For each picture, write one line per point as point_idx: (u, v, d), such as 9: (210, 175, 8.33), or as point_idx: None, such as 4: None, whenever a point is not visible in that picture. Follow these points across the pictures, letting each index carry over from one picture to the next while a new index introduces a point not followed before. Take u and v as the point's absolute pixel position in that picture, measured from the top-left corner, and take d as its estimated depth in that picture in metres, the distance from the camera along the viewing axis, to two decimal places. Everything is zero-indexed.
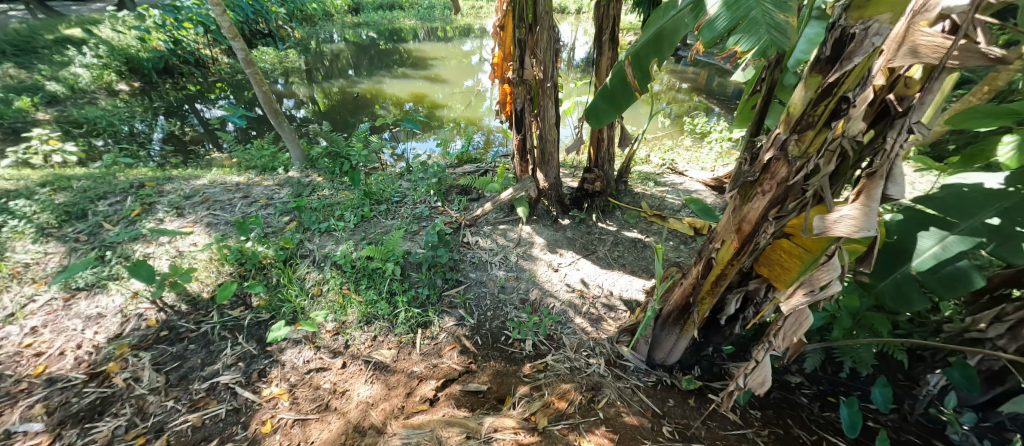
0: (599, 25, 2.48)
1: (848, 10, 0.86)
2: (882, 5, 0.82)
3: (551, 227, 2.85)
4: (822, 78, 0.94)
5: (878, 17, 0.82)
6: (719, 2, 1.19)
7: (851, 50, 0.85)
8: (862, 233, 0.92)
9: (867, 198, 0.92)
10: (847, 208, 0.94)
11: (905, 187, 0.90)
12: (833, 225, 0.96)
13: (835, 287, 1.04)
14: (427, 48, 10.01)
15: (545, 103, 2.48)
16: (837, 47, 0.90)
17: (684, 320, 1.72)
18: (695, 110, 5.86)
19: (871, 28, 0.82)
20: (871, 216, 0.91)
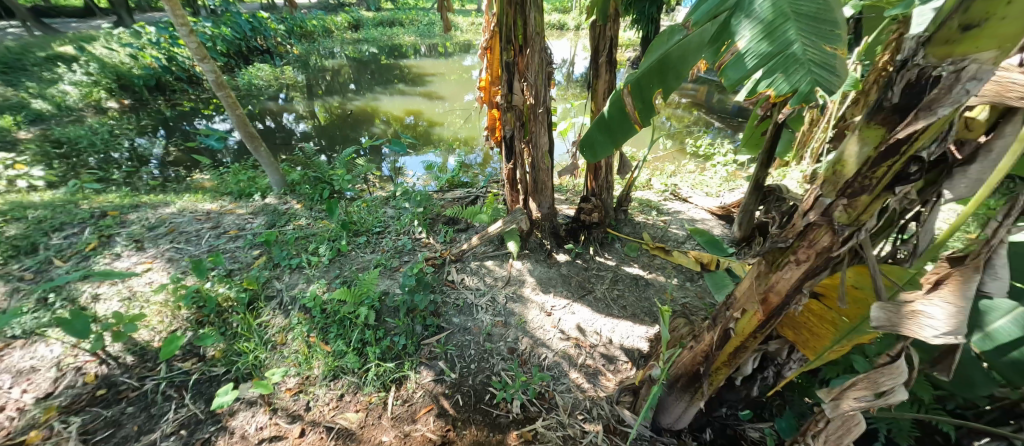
0: (595, 47, 2.30)
1: (930, 44, 0.68)
2: (980, 40, 0.63)
3: (544, 262, 2.63)
4: (885, 132, 0.77)
5: (978, 54, 0.63)
6: (749, 33, 0.98)
7: (932, 99, 0.66)
8: (954, 338, 0.74)
9: (956, 293, 0.74)
10: (930, 305, 0.77)
11: (1006, 283, 0.75)
12: (914, 324, 0.79)
13: (901, 396, 0.82)
14: (425, 64, 9.93)
15: (537, 129, 2.28)
16: (910, 92, 0.72)
17: (694, 389, 1.47)
18: (696, 128, 5.68)
19: (967, 70, 0.63)
20: (965, 316, 0.73)
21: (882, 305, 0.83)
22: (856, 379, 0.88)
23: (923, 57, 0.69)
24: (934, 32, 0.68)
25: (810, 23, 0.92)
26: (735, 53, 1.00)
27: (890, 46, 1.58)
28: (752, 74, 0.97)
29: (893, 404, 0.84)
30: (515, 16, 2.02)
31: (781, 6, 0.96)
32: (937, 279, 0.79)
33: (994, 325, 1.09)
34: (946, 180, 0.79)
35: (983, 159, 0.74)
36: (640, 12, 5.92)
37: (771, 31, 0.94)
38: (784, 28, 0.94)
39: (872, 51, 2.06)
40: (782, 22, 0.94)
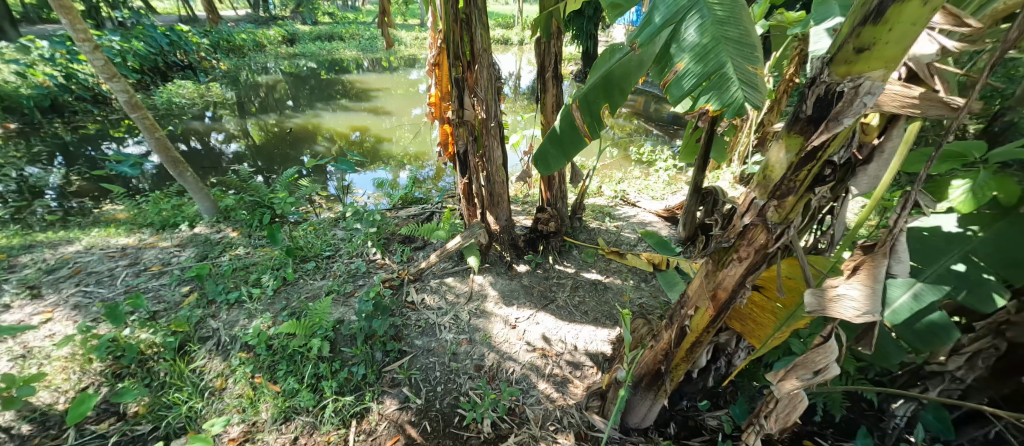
0: (541, 63, 2.38)
1: (833, 64, 0.76)
2: (871, 61, 0.70)
3: (505, 274, 2.63)
4: (803, 139, 0.84)
5: (870, 72, 0.71)
6: (686, 54, 1.05)
7: (839, 111, 0.75)
8: (870, 317, 0.83)
9: (870, 276, 0.84)
10: (847, 287, 0.86)
11: (907, 265, 0.85)
12: (836, 306, 0.87)
13: (835, 372, 0.90)
14: (369, 79, 9.69)
15: (490, 143, 2.31)
16: (819, 104, 0.80)
17: (657, 386, 1.52)
18: (638, 136, 6.02)
19: (863, 86, 0.72)
20: (877, 296, 0.83)
21: (812, 290, 0.89)
22: (795, 360, 0.96)
23: (828, 75, 0.77)
24: (835, 54, 0.75)
25: (736, 45, 1.01)
26: (675, 73, 1.07)
27: (795, 61, 1.79)
28: (691, 93, 1.04)
29: (828, 380, 0.93)
30: (462, 33, 2.02)
31: (710, 30, 1.04)
32: (854, 266, 0.88)
33: (897, 301, 1.22)
34: (852, 178, 0.90)
35: (879, 159, 0.85)
36: (579, 28, 6.22)
37: (705, 53, 1.02)
38: (716, 51, 1.02)
39: (780, 64, 2.32)
40: (714, 44, 1.02)
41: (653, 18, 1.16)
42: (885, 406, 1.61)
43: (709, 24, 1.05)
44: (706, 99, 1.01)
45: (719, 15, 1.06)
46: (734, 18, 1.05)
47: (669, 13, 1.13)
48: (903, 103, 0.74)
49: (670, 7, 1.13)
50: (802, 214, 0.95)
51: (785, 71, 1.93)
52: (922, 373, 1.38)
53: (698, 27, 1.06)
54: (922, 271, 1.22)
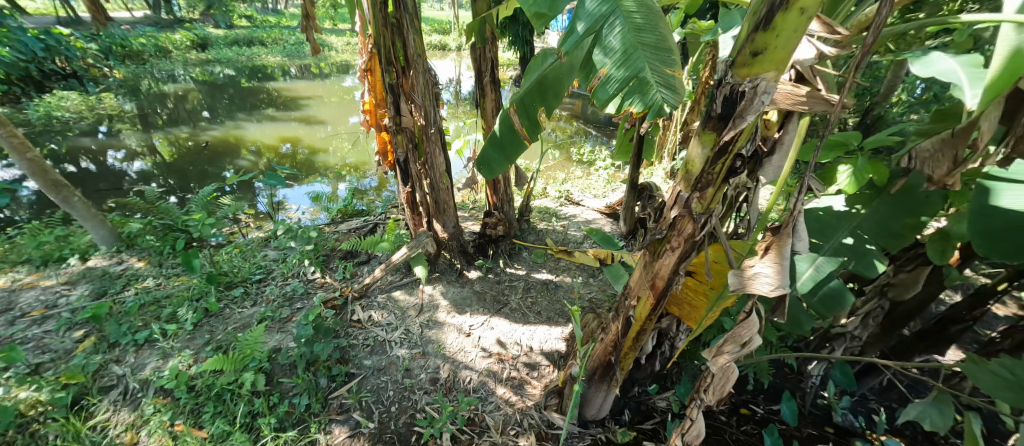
0: (478, 68, 2.38)
1: (735, 67, 0.83)
2: (764, 63, 0.78)
3: (456, 282, 2.59)
4: (716, 135, 0.92)
5: (764, 74, 0.79)
6: (608, 58, 1.09)
7: (742, 109, 0.83)
8: (781, 291, 0.92)
9: (778, 255, 0.93)
10: (762, 265, 0.95)
11: (808, 242, 0.95)
12: (753, 283, 0.96)
13: (758, 343, 0.99)
14: (298, 86, 9.11)
15: (432, 150, 2.26)
16: (727, 103, 0.87)
17: (610, 377, 1.57)
18: (578, 138, 6.25)
19: (760, 86, 0.80)
20: (786, 272, 0.93)
21: (732, 271, 0.98)
22: (725, 336, 1.04)
23: (731, 76, 0.84)
24: (736, 57, 0.83)
25: (652, 51, 1.06)
26: (600, 79, 1.11)
27: (708, 65, 1.96)
28: (616, 97, 1.09)
29: (753, 351, 1.02)
30: (392, 38, 1.96)
31: (628, 37, 1.08)
32: (766, 246, 0.97)
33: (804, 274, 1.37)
34: (761, 168, 0.99)
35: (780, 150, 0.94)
36: (514, 34, 6.34)
37: (625, 59, 1.06)
38: (634, 56, 1.06)
39: (697, 68, 2.52)
40: (632, 50, 1.07)
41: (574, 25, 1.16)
42: (803, 368, 1.87)
43: (627, 31, 1.08)
44: (630, 101, 1.06)
45: (636, 21, 1.09)
46: (649, 23, 1.08)
47: (588, 21, 1.13)
48: (795, 101, 0.83)
49: (589, 13, 1.13)
50: (721, 203, 1.04)
51: (701, 73, 2.10)
52: (829, 335, 1.64)
53: (616, 34, 1.09)
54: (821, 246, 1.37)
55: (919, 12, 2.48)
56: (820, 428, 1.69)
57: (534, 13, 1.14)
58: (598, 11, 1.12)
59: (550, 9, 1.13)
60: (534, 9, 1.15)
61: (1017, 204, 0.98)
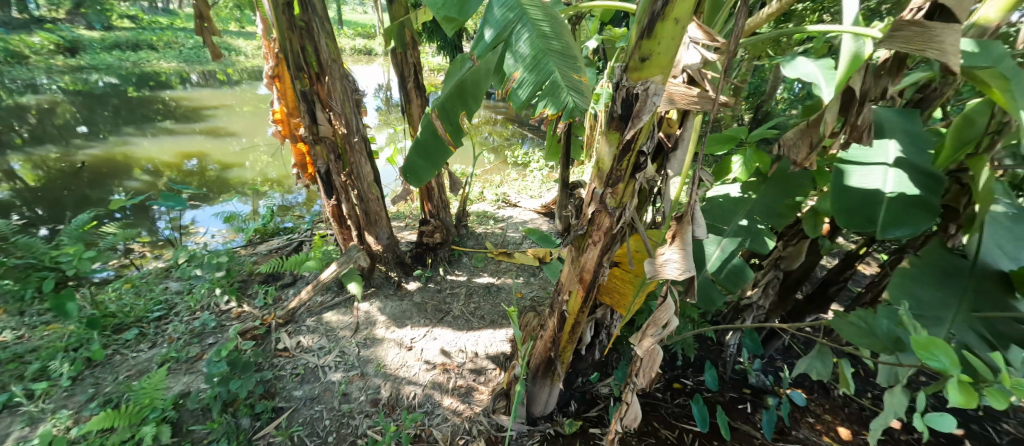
0: (400, 73, 2.32)
1: (628, 71, 0.90)
2: (653, 68, 0.86)
3: (394, 295, 2.50)
4: (620, 134, 0.98)
5: (653, 77, 0.87)
6: (518, 63, 1.09)
7: (638, 109, 0.90)
8: (686, 274, 1.01)
9: (681, 242, 1.03)
10: (669, 252, 1.04)
11: (706, 229, 1.06)
12: (663, 269, 1.05)
13: (675, 324, 1.08)
14: (201, 95, 8.19)
15: (356, 160, 2.15)
16: (625, 105, 0.94)
17: (551, 373, 1.62)
18: (513, 141, 6.36)
19: (650, 88, 0.87)
20: (689, 257, 1.02)
21: (646, 260, 1.06)
22: (646, 321, 1.12)
23: (626, 80, 0.91)
24: (628, 62, 0.90)
25: (561, 57, 1.07)
26: (513, 82, 1.11)
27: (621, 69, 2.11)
28: (530, 100, 1.11)
29: (672, 331, 1.11)
30: (302, 42, 1.84)
31: (537, 43, 1.07)
32: (672, 235, 1.06)
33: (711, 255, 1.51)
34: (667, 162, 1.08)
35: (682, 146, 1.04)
36: (442, 39, 6.28)
37: (535, 63, 1.06)
38: (544, 61, 1.06)
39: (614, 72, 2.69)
40: (542, 56, 1.07)
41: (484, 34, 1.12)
42: (722, 339, 2.08)
43: (535, 37, 1.08)
44: (544, 104, 1.08)
45: (543, 28, 1.09)
46: (555, 31, 1.09)
47: (497, 28, 1.10)
48: (689, 101, 0.90)
49: (497, 19, 1.10)
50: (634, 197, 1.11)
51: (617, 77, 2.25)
52: (738, 307, 1.84)
53: (525, 41, 1.08)
54: (723, 229, 1.52)
55: (791, 23, 2.87)
56: (739, 391, 1.89)
57: (444, 17, 1.05)
58: (505, 17, 1.09)
59: (461, 14, 1.04)
60: (444, 13, 1.05)
61: (862, 184, 1.18)
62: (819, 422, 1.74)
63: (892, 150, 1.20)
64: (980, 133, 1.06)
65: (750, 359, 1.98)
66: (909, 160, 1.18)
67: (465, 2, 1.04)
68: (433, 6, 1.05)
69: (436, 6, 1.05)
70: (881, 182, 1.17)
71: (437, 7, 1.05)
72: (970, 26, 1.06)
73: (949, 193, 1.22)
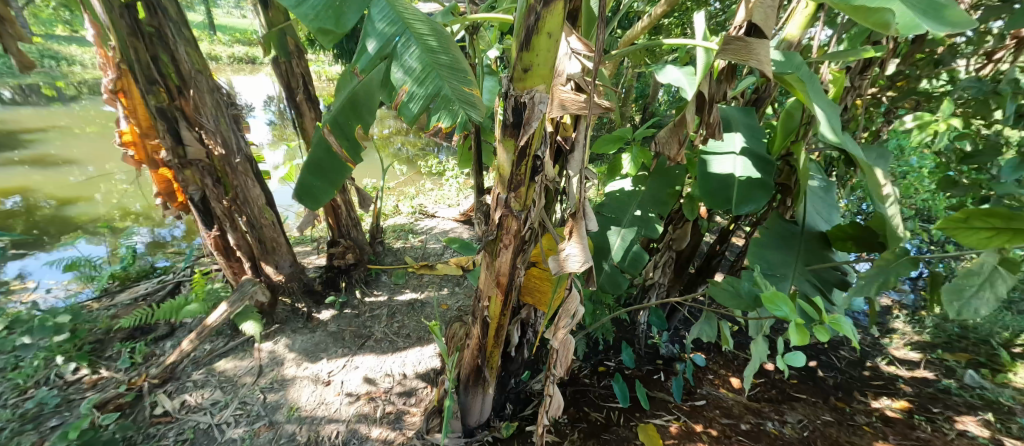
0: (287, 85, 2.13)
1: (514, 81, 0.95)
2: (535, 78, 0.92)
3: (305, 328, 2.27)
4: (515, 141, 1.02)
5: (537, 87, 0.93)
6: (405, 74, 1.04)
7: (528, 117, 0.95)
8: (586, 266, 1.07)
9: (578, 236, 1.09)
10: (570, 247, 1.09)
11: (598, 223, 1.15)
12: (565, 263, 1.09)
13: (582, 314, 1.16)
14: (20, 115, 6.56)
15: (241, 182, 1.94)
16: (516, 113, 0.98)
17: (482, 380, 1.61)
18: (426, 150, 6.24)
19: (535, 97, 0.93)
20: (587, 249, 1.09)
21: (550, 257, 1.10)
22: (559, 313, 1.19)
23: (513, 90, 0.96)
24: (513, 73, 0.95)
25: (450, 71, 1.05)
26: (402, 95, 1.06)
27: None
28: (421, 114, 1.07)
29: (581, 319, 1.20)
30: (154, 52, 1.58)
31: (423, 56, 1.04)
32: (570, 231, 1.12)
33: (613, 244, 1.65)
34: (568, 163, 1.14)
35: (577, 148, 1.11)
36: (340, 47, 5.93)
37: (424, 76, 1.03)
38: (433, 74, 1.03)
39: None
40: (430, 70, 1.04)
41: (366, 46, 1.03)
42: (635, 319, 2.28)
43: (420, 51, 1.04)
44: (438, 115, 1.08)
45: (429, 43, 1.06)
46: (443, 46, 1.07)
47: (379, 42, 1.04)
48: (579, 106, 0.91)
49: (379, 31, 1.05)
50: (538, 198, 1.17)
51: None
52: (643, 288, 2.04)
53: (411, 54, 1.04)
54: (620, 220, 1.67)
55: (661, 35, 3.28)
56: (653, 363, 2.09)
57: (319, 29, 0.93)
58: (385, 31, 1.05)
59: (338, 26, 0.95)
60: (317, 24, 0.92)
61: (720, 170, 1.39)
62: (716, 377, 2.01)
63: (738, 141, 1.42)
64: (797, 124, 1.35)
65: (659, 333, 2.19)
66: (751, 149, 1.41)
67: (340, 14, 0.95)
68: (302, 17, 0.92)
69: (306, 17, 0.92)
70: (732, 167, 1.38)
71: (307, 18, 0.92)
72: (782, 41, 1.32)
73: (783, 173, 1.50)
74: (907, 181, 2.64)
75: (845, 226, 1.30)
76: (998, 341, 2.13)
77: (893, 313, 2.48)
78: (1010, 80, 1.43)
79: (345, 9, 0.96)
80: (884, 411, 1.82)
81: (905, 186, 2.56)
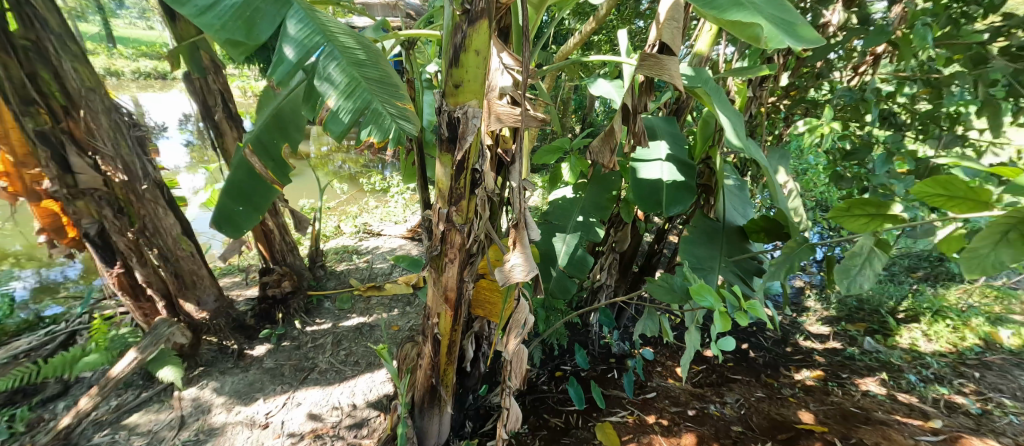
0: (203, 103, 1.96)
1: (446, 96, 0.95)
2: (466, 93, 0.93)
3: (236, 367, 2.06)
4: (451, 155, 1.03)
5: (469, 102, 0.94)
6: (331, 87, 0.99)
7: (462, 131, 0.95)
8: (530, 274, 1.09)
9: (522, 245, 1.11)
10: (514, 257, 1.11)
11: (539, 231, 1.17)
12: (511, 273, 1.10)
13: (530, 322, 1.17)
14: None
15: (149, 211, 1.73)
16: (450, 128, 0.99)
17: (437, 401, 1.56)
18: (368, 167, 6.02)
19: (468, 112, 0.94)
20: (530, 259, 1.10)
21: (497, 268, 1.10)
22: (509, 324, 1.19)
23: (446, 105, 0.97)
24: (445, 89, 0.95)
25: (378, 85, 1.03)
26: (327, 110, 1.00)
27: None
28: (350, 128, 1.01)
29: (531, 327, 1.22)
30: (33, 67, 1.39)
31: (349, 70, 1.01)
32: (514, 241, 1.13)
33: (559, 250, 1.69)
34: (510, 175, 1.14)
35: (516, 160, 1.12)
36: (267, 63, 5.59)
37: (351, 90, 0.99)
38: (359, 88, 1.00)
39: None
40: (356, 83, 1.00)
41: (284, 54, 0.93)
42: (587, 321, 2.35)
43: (345, 65, 1.01)
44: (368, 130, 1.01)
45: (356, 56, 1.03)
46: (370, 60, 1.05)
47: (299, 53, 0.94)
48: (514, 119, 0.94)
49: (299, 40, 0.96)
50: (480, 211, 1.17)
51: None
52: (591, 290, 2.12)
53: (335, 68, 1.00)
54: (564, 226, 1.73)
55: (592, 50, 3.48)
56: (606, 362, 2.16)
57: (226, 40, 0.87)
58: (308, 43, 0.96)
59: (249, 37, 0.90)
60: (223, 35, 0.87)
61: (649, 176, 1.49)
62: (664, 369, 2.12)
63: (663, 149, 1.54)
64: (712, 131, 1.49)
65: (610, 333, 2.27)
66: (674, 155, 1.53)
67: (252, 25, 0.91)
68: (207, 27, 0.87)
69: (211, 27, 0.87)
70: (660, 172, 1.49)
71: (212, 28, 0.87)
72: (693, 57, 1.46)
73: (704, 175, 1.64)
74: (807, 177, 3.02)
75: (759, 220, 1.47)
76: (887, 309, 2.48)
77: (806, 293, 2.79)
78: (872, 89, 1.70)
79: (257, 20, 0.92)
80: (805, 381, 2.03)
81: (806, 181, 2.93)
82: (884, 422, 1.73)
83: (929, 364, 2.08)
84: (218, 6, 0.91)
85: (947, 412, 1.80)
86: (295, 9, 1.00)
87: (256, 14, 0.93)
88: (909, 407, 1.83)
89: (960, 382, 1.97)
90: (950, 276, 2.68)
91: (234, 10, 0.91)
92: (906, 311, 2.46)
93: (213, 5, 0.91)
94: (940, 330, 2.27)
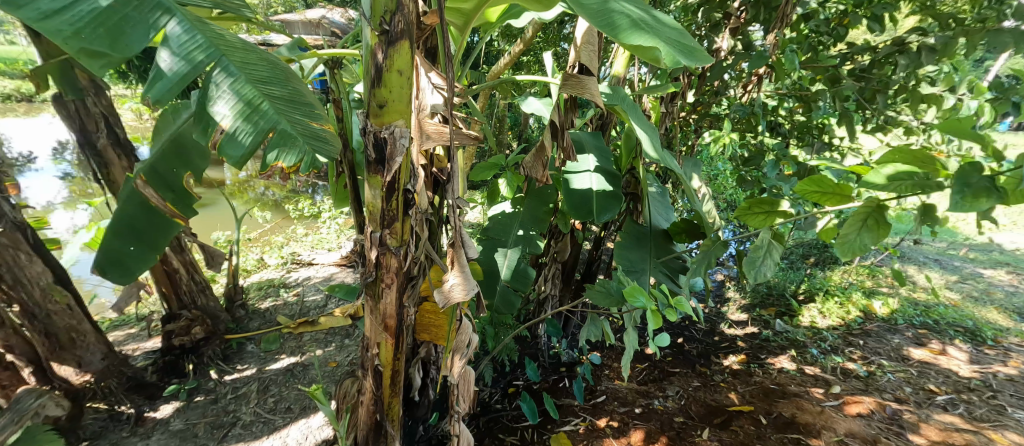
0: (81, 130, 1.69)
1: (370, 117, 0.92)
2: (392, 113, 0.90)
3: (136, 433, 1.75)
4: (381, 177, 0.98)
5: (396, 123, 0.91)
6: (229, 108, 0.89)
7: (390, 152, 0.93)
8: (470, 293, 1.07)
9: (460, 264, 1.09)
10: (452, 277, 1.08)
11: (477, 248, 1.16)
12: (451, 294, 1.07)
13: (474, 342, 1.15)
14: None
15: (9, 259, 1.44)
16: (377, 149, 0.95)
17: (383, 438, 1.45)
18: (294, 192, 5.60)
19: (395, 132, 0.91)
20: (469, 278, 1.09)
21: (437, 290, 1.07)
22: (454, 346, 1.15)
23: (371, 125, 0.93)
24: (369, 109, 0.92)
25: (288, 104, 0.96)
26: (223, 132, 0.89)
27: None
28: (253, 152, 0.89)
29: (476, 347, 1.20)
30: None
31: (250, 88, 0.93)
32: (453, 260, 1.11)
33: (502, 266, 1.69)
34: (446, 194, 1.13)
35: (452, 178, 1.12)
36: None
37: (251, 110, 0.90)
38: (262, 108, 0.91)
39: None
40: (260, 101, 0.92)
41: (162, 69, 0.84)
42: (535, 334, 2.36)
43: (244, 82, 0.92)
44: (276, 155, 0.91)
45: (257, 73, 0.97)
46: (275, 77, 0.99)
47: (184, 67, 0.86)
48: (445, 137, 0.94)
49: (184, 53, 0.87)
50: (415, 233, 1.13)
51: None
52: (537, 302, 2.14)
53: (231, 85, 0.90)
54: (504, 241, 1.74)
55: (522, 70, 3.61)
56: (557, 372, 2.19)
57: (81, 50, 0.73)
58: (195, 57, 0.87)
59: (114, 48, 0.75)
60: (77, 43, 0.73)
61: (580, 187, 1.56)
62: (612, 372, 2.19)
63: (591, 161, 1.62)
64: (634, 143, 1.60)
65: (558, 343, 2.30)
66: (601, 166, 1.62)
67: (119, 35, 0.78)
68: (53, 32, 0.72)
69: (58, 32, 0.72)
70: (589, 182, 1.57)
71: (61, 34, 0.72)
72: (612, 76, 1.57)
73: (630, 184, 1.75)
74: (718, 181, 3.38)
75: (680, 222, 1.60)
76: (790, 293, 2.84)
77: (726, 285, 3.09)
78: (759, 104, 1.96)
79: (125, 30, 0.79)
80: (732, 366, 2.22)
81: (716, 185, 3.28)
82: (797, 394, 1.95)
83: (826, 337, 2.40)
84: (71, 11, 0.76)
85: (843, 378, 2.07)
86: (177, 19, 0.91)
87: (124, 23, 0.80)
88: (815, 377, 2.08)
89: (850, 350, 2.30)
90: (834, 259, 3.14)
91: (95, 16, 0.77)
92: (805, 293, 2.82)
93: (62, 8, 0.76)
94: (831, 307, 2.64)
